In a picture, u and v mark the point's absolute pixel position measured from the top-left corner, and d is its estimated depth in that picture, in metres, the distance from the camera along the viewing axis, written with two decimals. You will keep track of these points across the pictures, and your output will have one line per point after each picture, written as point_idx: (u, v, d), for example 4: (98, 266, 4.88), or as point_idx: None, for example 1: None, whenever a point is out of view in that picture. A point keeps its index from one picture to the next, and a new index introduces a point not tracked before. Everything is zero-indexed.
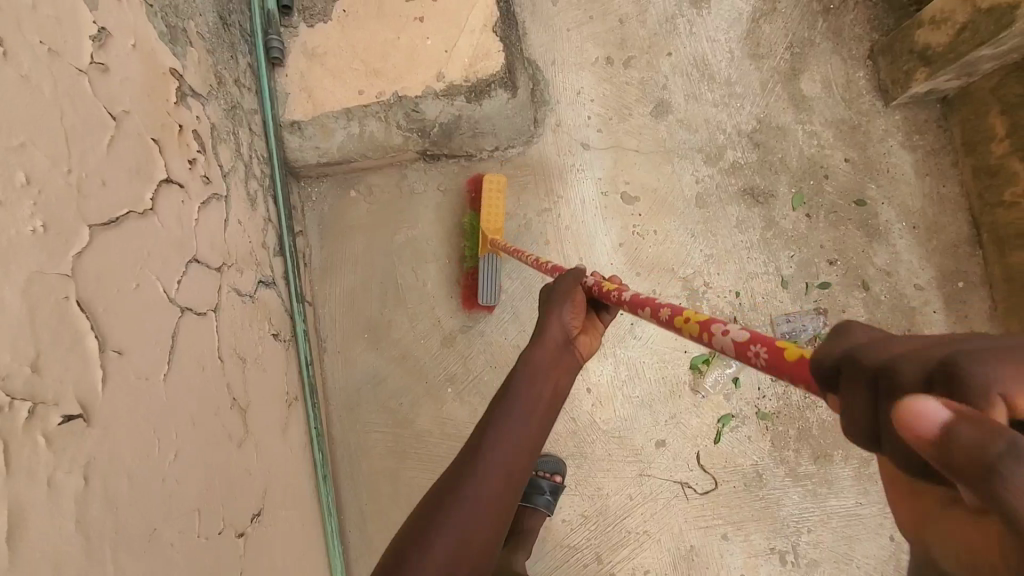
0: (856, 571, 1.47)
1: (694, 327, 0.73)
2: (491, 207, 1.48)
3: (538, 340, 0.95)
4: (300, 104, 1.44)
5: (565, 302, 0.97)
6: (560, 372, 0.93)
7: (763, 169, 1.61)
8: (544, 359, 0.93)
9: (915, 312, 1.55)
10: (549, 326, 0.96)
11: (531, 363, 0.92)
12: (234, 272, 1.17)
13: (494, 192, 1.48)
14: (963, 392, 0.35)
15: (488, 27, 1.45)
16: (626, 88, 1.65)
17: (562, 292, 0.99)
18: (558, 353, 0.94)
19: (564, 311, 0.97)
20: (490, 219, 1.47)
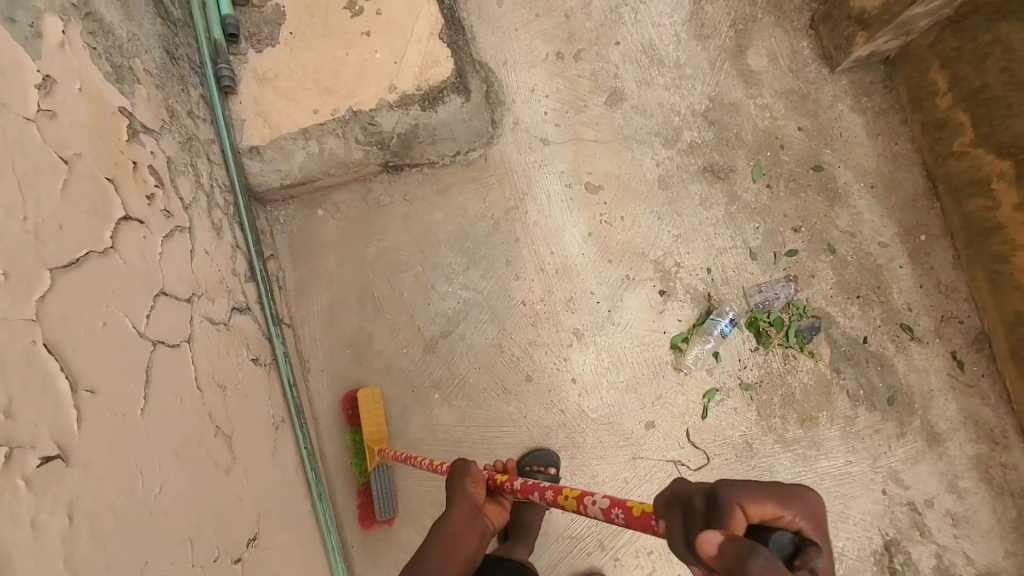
0: (853, 528, 1.50)
1: (571, 495, 0.88)
2: (375, 420, 1.47)
3: (447, 516, 0.97)
4: (257, 129, 1.46)
5: (467, 478, 1.01)
6: (464, 547, 0.95)
7: (720, 145, 1.65)
8: (456, 533, 0.95)
9: (882, 269, 1.59)
10: (454, 504, 0.99)
11: (444, 537, 0.94)
12: (205, 301, 1.18)
13: (371, 406, 1.48)
14: (721, 513, 0.61)
15: (434, 35, 1.47)
16: (578, 81, 1.68)
17: (459, 470, 1.03)
18: (468, 522, 0.97)
19: (466, 485, 1.00)
20: (373, 431, 1.47)
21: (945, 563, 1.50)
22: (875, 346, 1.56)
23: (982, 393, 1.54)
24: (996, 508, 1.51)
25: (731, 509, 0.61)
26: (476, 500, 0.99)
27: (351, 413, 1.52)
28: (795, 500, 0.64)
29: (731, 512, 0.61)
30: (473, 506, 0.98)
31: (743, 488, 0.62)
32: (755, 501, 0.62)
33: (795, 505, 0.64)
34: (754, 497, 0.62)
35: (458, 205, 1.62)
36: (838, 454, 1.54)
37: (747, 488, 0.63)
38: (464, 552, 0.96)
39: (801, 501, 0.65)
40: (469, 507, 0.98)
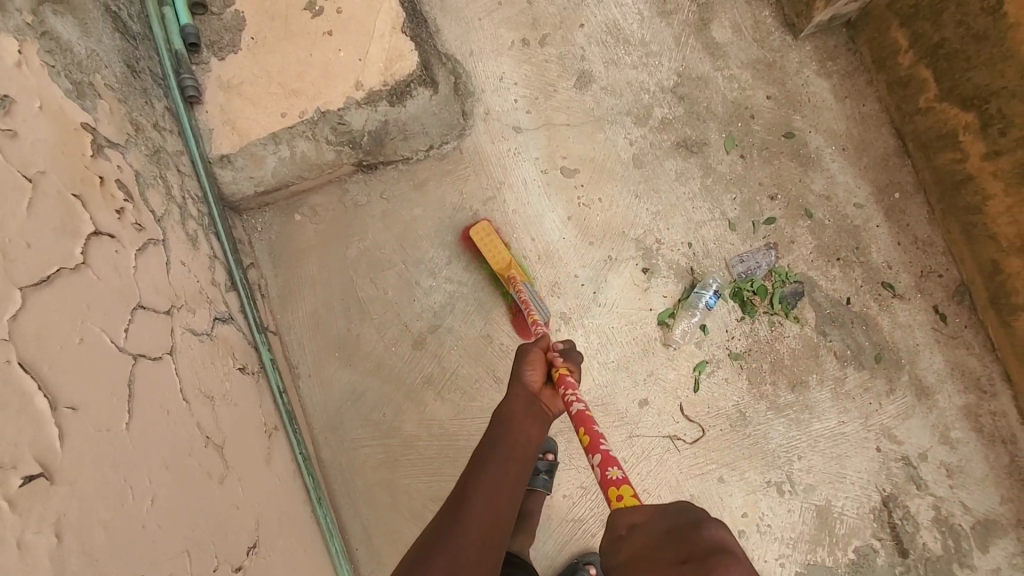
0: (850, 487, 1.52)
1: (584, 441, 1.00)
2: (494, 248, 1.50)
3: (508, 401, 1.10)
4: (226, 137, 1.45)
5: (523, 365, 1.12)
6: (527, 423, 1.07)
7: (691, 120, 1.66)
8: (519, 412, 1.08)
9: (859, 230, 1.61)
10: (514, 392, 1.11)
11: (507, 418, 1.07)
12: (185, 312, 1.17)
13: (486, 236, 1.52)
14: None
15: (397, 30, 1.47)
16: (546, 66, 1.68)
17: (519, 356, 1.14)
18: (528, 403, 1.09)
19: (522, 371, 1.12)
20: (496, 257, 1.50)
21: (943, 513, 1.52)
22: (859, 307, 1.58)
23: (966, 344, 1.56)
24: (988, 455, 1.53)
25: None
26: (532, 386, 1.11)
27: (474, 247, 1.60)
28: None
29: None
30: (530, 391, 1.11)
31: None
32: None
33: None
34: None
35: (436, 199, 1.62)
36: (831, 416, 1.55)
37: None
38: (527, 432, 1.07)
39: None
40: (525, 392, 1.10)
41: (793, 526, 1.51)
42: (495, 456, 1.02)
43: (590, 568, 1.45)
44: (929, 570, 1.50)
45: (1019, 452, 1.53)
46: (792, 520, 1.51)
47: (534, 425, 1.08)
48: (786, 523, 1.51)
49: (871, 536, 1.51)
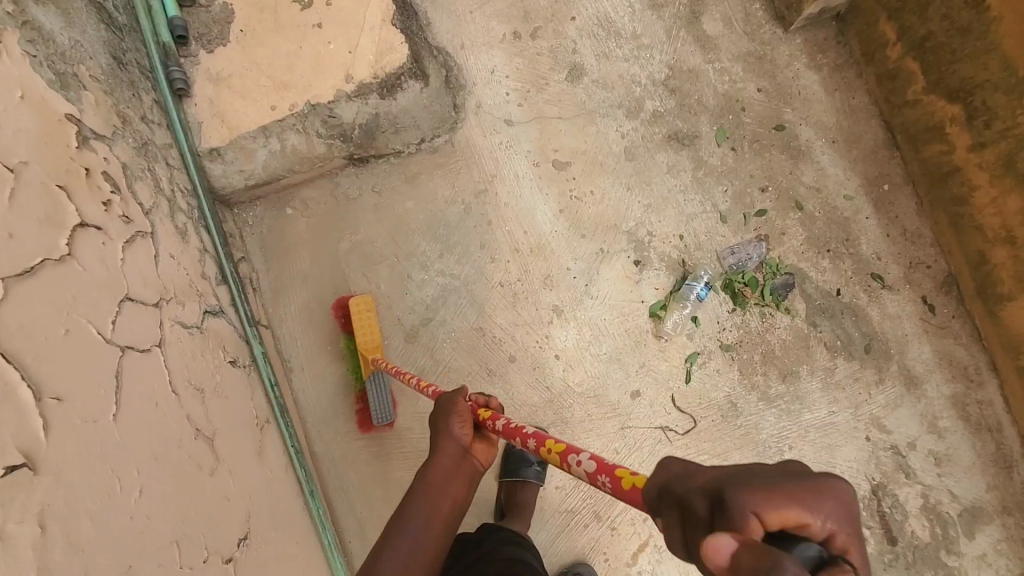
0: (841, 476, 1.54)
1: (556, 449, 0.85)
2: (365, 326, 1.47)
3: (433, 459, 1.01)
4: (216, 130, 1.44)
5: (452, 419, 1.02)
6: (450, 480, 1.00)
7: (683, 112, 1.66)
8: (442, 473, 1.00)
9: (849, 221, 1.62)
10: (441, 445, 1.01)
11: (429, 479, 1.00)
12: (174, 305, 1.16)
13: (364, 312, 1.47)
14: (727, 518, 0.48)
15: (387, 22, 1.46)
16: (537, 59, 1.68)
17: (447, 407, 1.03)
18: (454, 464, 1.01)
19: (452, 428, 1.01)
20: (365, 337, 1.47)
21: (931, 501, 1.54)
22: (849, 298, 1.59)
23: (954, 334, 1.58)
24: (975, 443, 1.55)
25: (740, 514, 0.48)
26: (461, 444, 1.01)
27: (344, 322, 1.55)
28: (827, 500, 0.48)
29: (740, 518, 0.48)
30: (458, 447, 1.01)
31: (757, 488, 0.49)
32: (771, 502, 0.48)
33: (827, 501, 0.49)
34: (774, 498, 0.48)
35: (428, 192, 1.61)
36: (821, 406, 1.56)
37: (764, 487, 0.49)
38: (452, 494, 1.01)
39: (833, 492, 0.50)
40: (453, 448, 1.01)
41: None
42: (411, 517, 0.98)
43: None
44: (917, 557, 1.52)
45: (1004, 440, 1.55)
46: None
47: (458, 479, 1.01)
48: None
49: (860, 525, 1.53)
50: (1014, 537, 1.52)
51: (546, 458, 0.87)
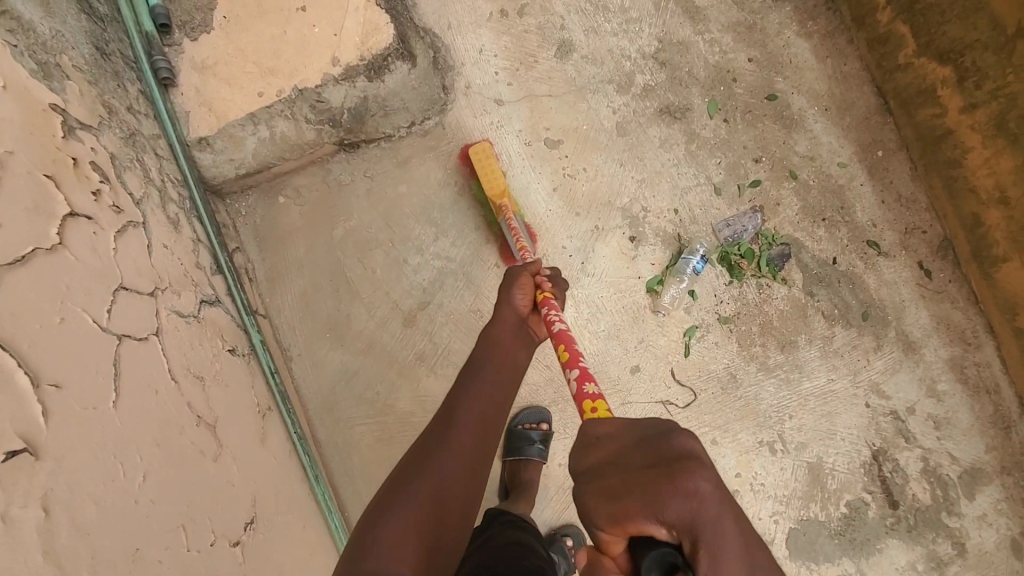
0: (841, 443, 1.55)
1: (562, 357, 0.99)
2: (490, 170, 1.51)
3: (494, 324, 1.08)
4: (203, 119, 1.42)
5: (513, 289, 1.10)
6: (515, 345, 1.05)
7: (673, 86, 1.65)
8: (504, 336, 1.05)
9: (844, 189, 1.61)
10: (502, 314, 1.09)
11: (492, 340, 1.04)
12: (170, 294, 1.16)
13: (485, 159, 1.52)
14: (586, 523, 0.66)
15: (371, 2, 1.44)
16: (525, 37, 1.66)
17: (511, 279, 1.11)
18: (515, 328, 1.07)
19: (513, 296, 1.10)
20: (490, 182, 1.51)
21: (931, 464, 1.55)
22: (845, 266, 1.59)
23: (951, 299, 1.58)
24: (974, 405, 1.57)
25: (594, 525, 0.64)
26: (520, 312, 1.09)
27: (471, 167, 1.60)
28: (653, 510, 0.59)
29: (594, 525, 0.64)
30: (518, 315, 1.09)
31: (601, 506, 0.63)
32: (608, 510, 0.62)
33: (662, 504, 0.59)
34: (612, 513, 0.62)
35: (421, 175, 1.60)
36: (820, 374, 1.57)
37: (610, 504, 0.62)
38: (515, 353, 1.05)
39: (667, 498, 0.58)
40: (513, 314, 1.08)
41: (786, 484, 1.54)
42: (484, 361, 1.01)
43: (567, 540, 1.46)
44: (919, 519, 1.54)
45: (1003, 401, 1.56)
46: (786, 478, 1.54)
47: (521, 346, 1.06)
48: (779, 480, 1.54)
49: (861, 490, 1.54)
50: (1013, 496, 1.55)
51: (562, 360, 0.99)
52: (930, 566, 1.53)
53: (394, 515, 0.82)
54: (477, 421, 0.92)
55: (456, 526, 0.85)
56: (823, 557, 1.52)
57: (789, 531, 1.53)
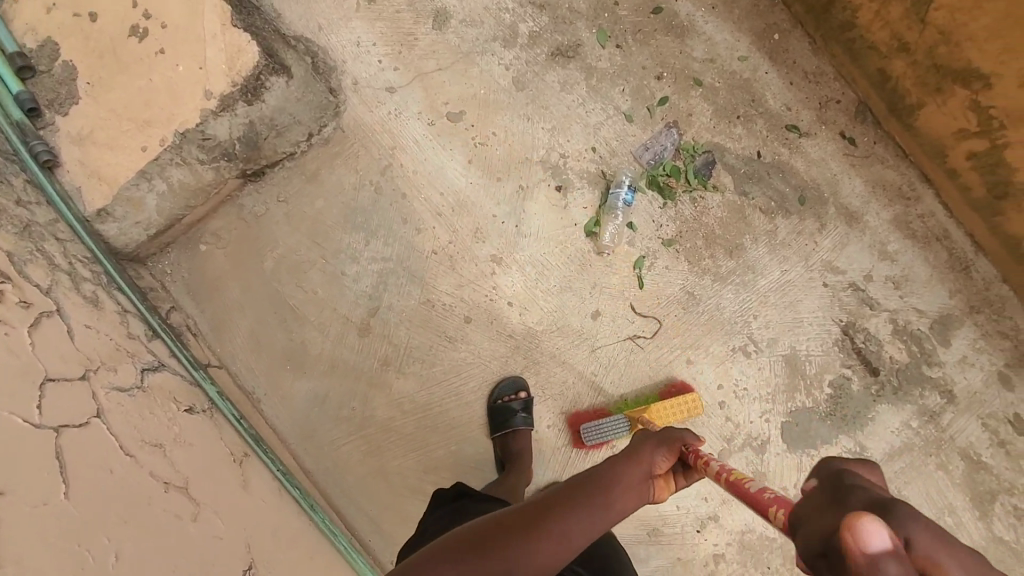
0: (809, 329, 1.57)
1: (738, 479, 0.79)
2: (663, 412, 1.48)
3: (618, 460, 0.80)
4: (96, 189, 1.38)
5: (659, 442, 0.82)
6: (625, 499, 0.77)
7: (558, 26, 1.61)
8: (620, 482, 0.78)
9: (751, 82, 1.60)
10: (632, 456, 0.81)
11: (607, 481, 0.77)
12: (105, 373, 1.14)
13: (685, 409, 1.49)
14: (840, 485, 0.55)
15: (227, 25, 1.38)
16: (399, 17, 1.61)
17: (665, 436, 0.83)
18: (636, 479, 0.79)
19: (654, 447, 0.82)
20: (660, 412, 1.48)
21: (901, 323, 1.57)
22: (771, 157, 1.59)
23: (880, 160, 1.59)
24: (928, 256, 1.58)
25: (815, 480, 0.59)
26: (651, 468, 0.80)
27: (678, 391, 1.55)
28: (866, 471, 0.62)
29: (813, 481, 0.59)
30: (648, 469, 0.80)
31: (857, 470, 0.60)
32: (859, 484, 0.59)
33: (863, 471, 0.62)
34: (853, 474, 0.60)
35: (334, 185, 1.57)
36: (773, 268, 1.58)
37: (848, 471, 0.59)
38: (620, 507, 0.77)
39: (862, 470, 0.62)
40: (644, 465, 0.80)
41: (767, 382, 1.56)
42: (581, 500, 0.76)
43: None
44: (902, 379, 1.57)
45: (955, 244, 1.58)
46: (766, 376, 1.56)
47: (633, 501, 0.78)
48: (760, 380, 1.56)
49: (841, 367, 1.57)
50: (986, 332, 1.57)
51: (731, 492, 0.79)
52: (923, 420, 1.56)
53: None
54: (525, 563, 0.73)
55: None
56: (819, 441, 1.56)
57: (782, 426, 1.56)
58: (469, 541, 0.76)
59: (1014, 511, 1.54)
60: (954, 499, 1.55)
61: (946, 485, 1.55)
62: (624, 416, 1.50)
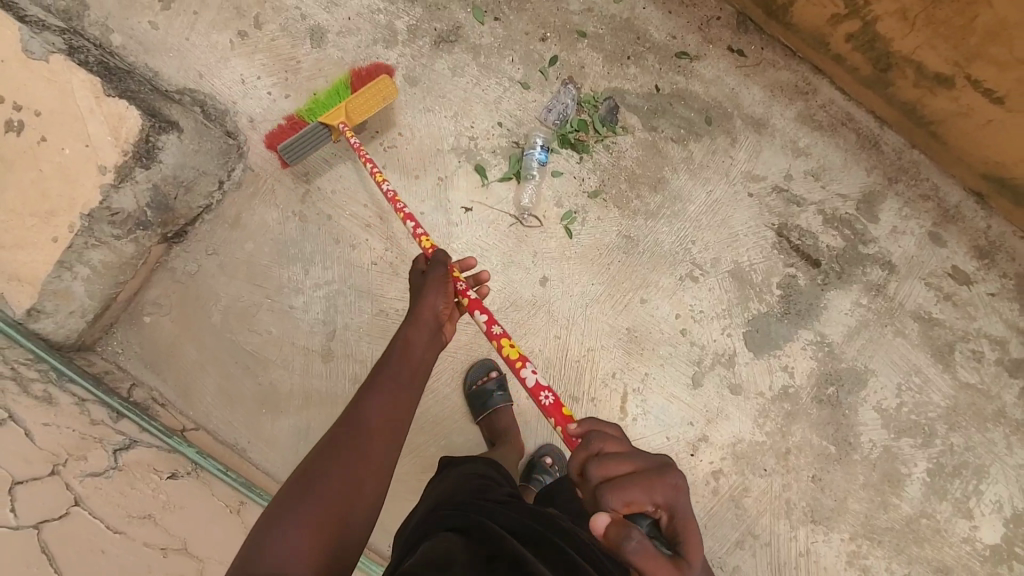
0: (746, 240, 1.63)
1: (511, 354, 1.04)
2: (365, 100, 1.46)
3: (410, 325, 1.06)
4: (19, 290, 1.34)
5: (438, 291, 1.10)
6: (427, 350, 1.05)
7: (434, 14, 1.62)
8: (419, 337, 1.05)
9: (631, 21, 1.63)
10: (419, 316, 1.07)
11: (410, 341, 1.03)
12: (75, 462, 1.11)
13: (376, 91, 1.47)
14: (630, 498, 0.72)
15: (101, 97, 1.36)
16: (276, 45, 1.60)
17: (437, 280, 1.11)
18: (430, 333, 1.07)
19: (436, 302, 1.09)
20: (355, 111, 1.46)
21: (829, 212, 1.64)
22: (669, 88, 1.63)
23: (771, 64, 1.64)
24: (838, 142, 1.64)
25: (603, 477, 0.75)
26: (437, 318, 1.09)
27: (364, 75, 1.53)
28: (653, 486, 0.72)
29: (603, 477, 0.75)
30: (436, 320, 1.08)
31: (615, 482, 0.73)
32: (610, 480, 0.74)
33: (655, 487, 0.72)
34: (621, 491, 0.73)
35: (258, 225, 1.57)
36: (698, 192, 1.63)
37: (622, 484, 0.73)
38: (425, 356, 1.05)
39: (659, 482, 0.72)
40: (433, 318, 1.08)
41: (719, 300, 1.62)
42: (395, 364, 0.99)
43: (547, 458, 1.54)
44: (842, 263, 1.63)
45: (860, 125, 1.64)
46: (717, 295, 1.62)
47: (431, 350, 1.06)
48: (713, 300, 1.62)
49: (785, 267, 1.63)
50: (909, 199, 1.64)
51: (498, 354, 1.06)
52: (872, 295, 1.63)
53: (310, 487, 0.80)
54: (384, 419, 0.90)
55: (366, 506, 0.83)
56: (782, 340, 1.62)
57: (744, 336, 1.62)
58: (332, 440, 0.86)
59: (973, 356, 1.63)
60: (917, 360, 1.63)
61: (906, 349, 1.63)
62: (319, 125, 1.45)
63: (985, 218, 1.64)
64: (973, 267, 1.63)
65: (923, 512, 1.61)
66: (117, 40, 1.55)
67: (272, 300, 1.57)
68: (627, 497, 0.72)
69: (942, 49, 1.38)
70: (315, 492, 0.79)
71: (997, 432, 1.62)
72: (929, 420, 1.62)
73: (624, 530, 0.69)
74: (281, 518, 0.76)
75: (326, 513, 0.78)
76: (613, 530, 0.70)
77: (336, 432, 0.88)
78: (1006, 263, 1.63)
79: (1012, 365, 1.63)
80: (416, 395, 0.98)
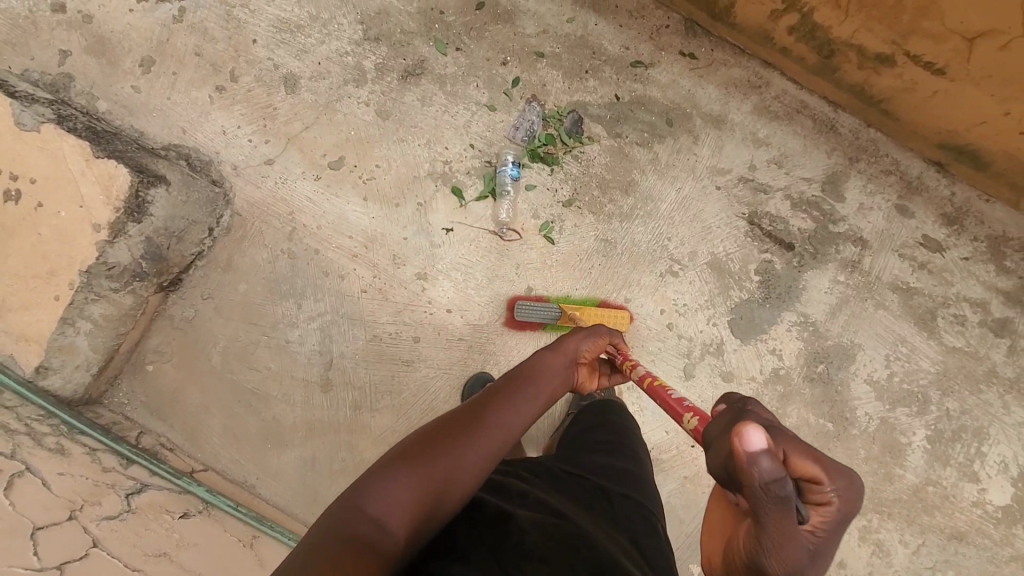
0: (719, 232, 1.68)
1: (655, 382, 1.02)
2: (598, 320, 1.59)
3: (552, 348, 1.11)
4: (27, 350, 1.39)
5: (588, 338, 1.15)
6: (559, 376, 1.07)
7: (398, 51, 1.71)
8: (556, 364, 1.07)
9: (585, 38, 1.72)
10: (562, 348, 1.11)
11: (547, 362, 1.06)
12: (90, 507, 1.14)
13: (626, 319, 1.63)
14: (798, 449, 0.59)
15: (91, 159, 1.44)
16: (253, 95, 1.69)
17: (593, 331, 1.18)
18: (565, 364, 1.09)
19: (581, 343, 1.14)
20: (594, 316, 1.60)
21: (796, 196, 1.69)
22: (628, 96, 1.71)
23: (722, 62, 1.72)
24: (796, 129, 1.71)
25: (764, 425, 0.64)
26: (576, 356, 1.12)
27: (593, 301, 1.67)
28: (831, 467, 0.58)
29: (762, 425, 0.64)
30: (574, 357, 1.12)
31: (791, 437, 0.60)
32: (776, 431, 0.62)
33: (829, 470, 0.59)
34: (796, 445, 0.59)
35: (249, 266, 1.63)
36: (667, 191, 1.69)
37: (796, 440, 0.60)
38: (554, 381, 1.06)
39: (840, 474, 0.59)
40: (573, 354, 1.12)
41: (701, 292, 1.67)
42: (529, 377, 1.02)
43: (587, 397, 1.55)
44: (815, 244, 1.68)
45: (814, 111, 1.71)
46: (698, 287, 1.67)
47: (561, 380, 1.07)
48: (695, 293, 1.67)
49: (760, 254, 1.68)
50: (872, 175, 1.70)
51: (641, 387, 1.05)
52: (849, 272, 1.68)
53: (416, 460, 0.81)
54: (500, 422, 0.92)
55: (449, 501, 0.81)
56: (766, 324, 1.66)
57: (730, 324, 1.66)
58: (453, 423, 0.89)
59: (956, 320, 1.66)
60: (901, 330, 1.66)
61: (889, 320, 1.67)
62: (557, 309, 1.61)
63: (948, 186, 1.69)
64: (943, 234, 1.68)
65: (928, 480, 1.62)
66: (103, 106, 1.64)
67: (269, 337, 1.62)
68: (803, 458, 0.58)
69: (878, 31, 1.44)
70: (420, 465, 0.81)
71: (991, 393, 1.64)
72: (922, 387, 1.65)
73: (772, 466, 0.55)
74: (397, 468, 0.80)
75: (419, 489, 0.78)
76: (766, 463, 0.55)
77: (459, 415, 0.90)
78: (975, 227, 1.68)
79: (997, 325, 1.66)
80: (531, 413, 0.98)
